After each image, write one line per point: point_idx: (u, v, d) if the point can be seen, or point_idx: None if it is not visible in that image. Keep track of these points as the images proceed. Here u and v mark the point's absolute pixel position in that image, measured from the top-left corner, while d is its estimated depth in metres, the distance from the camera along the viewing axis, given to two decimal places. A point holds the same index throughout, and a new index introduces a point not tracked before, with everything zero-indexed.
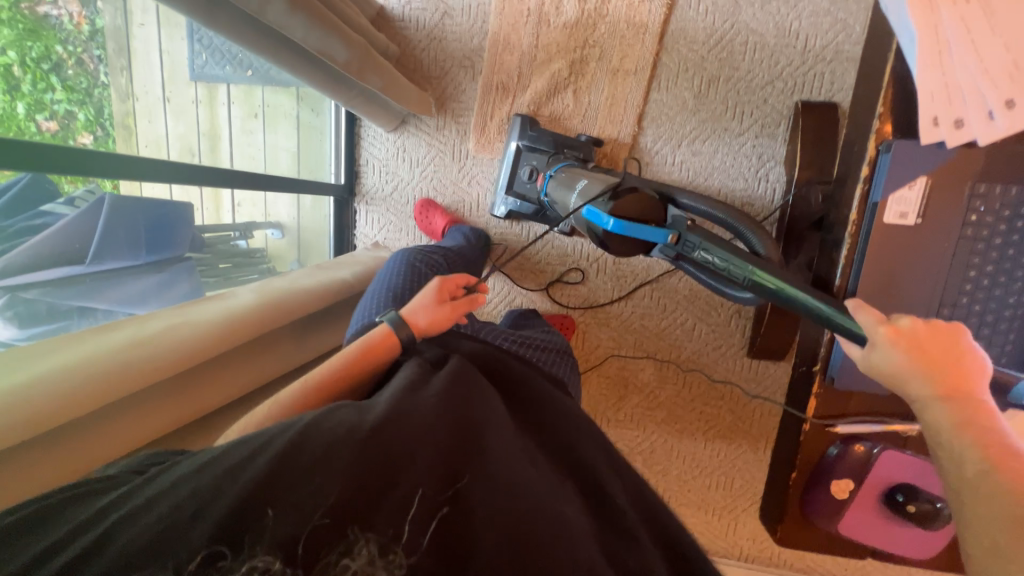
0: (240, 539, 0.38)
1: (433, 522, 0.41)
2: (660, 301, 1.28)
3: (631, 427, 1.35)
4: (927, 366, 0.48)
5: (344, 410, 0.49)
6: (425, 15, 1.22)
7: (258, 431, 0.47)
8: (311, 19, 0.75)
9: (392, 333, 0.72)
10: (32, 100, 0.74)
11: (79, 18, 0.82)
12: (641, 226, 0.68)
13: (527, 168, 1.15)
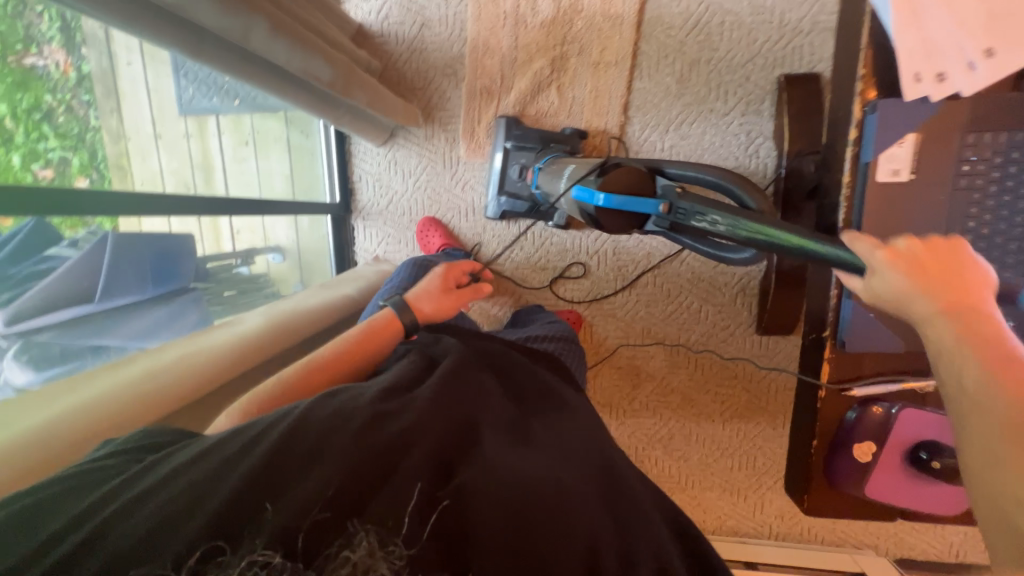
0: (239, 534, 0.40)
1: (433, 514, 0.44)
2: (663, 287, 1.29)
3: (647, 416, 1.34)
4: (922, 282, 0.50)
5: (338, 397, 0.54)
6: (403, 28, 1.24)
7: (251, 422, 0.50)
8: (294, 42, 0.76)
9: (392, 319, 0.79)
10: (26, 151, 0.73)
11: (65, 65, 0.81)
12: (632, 198, 0.71)
13: (517, 167, 1.19)
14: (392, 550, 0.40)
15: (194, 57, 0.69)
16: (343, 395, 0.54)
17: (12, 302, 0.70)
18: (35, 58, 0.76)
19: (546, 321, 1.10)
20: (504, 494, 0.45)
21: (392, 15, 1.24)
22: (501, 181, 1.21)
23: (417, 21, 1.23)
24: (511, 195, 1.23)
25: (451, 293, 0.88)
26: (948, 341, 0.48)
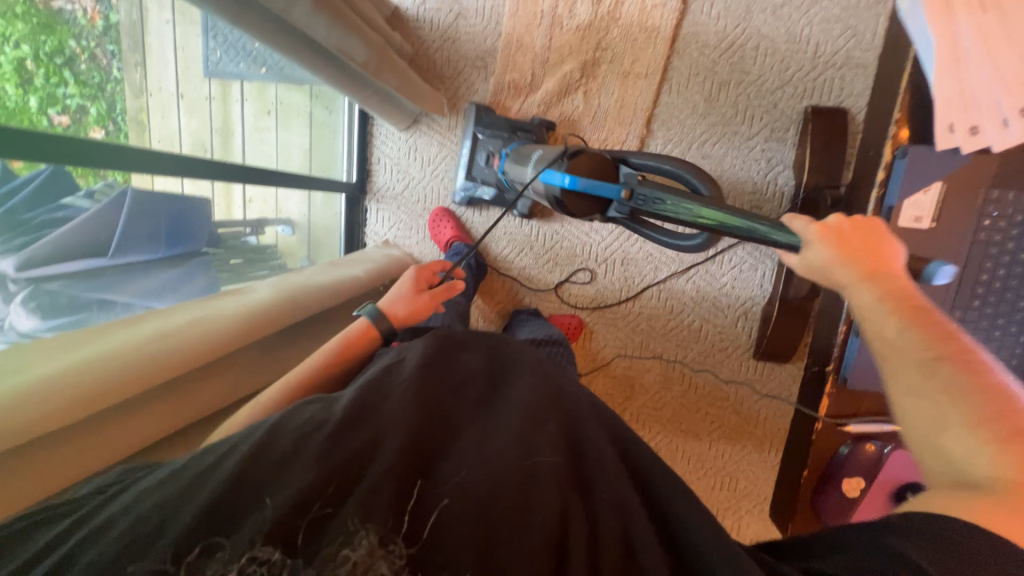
0: (229, 528, 0.40)
1: (432, 513, 0.42)
2: (667, 303, 1.29)
3: (636, 427, 1.36)
4: (850, 254, 0.54)
5: (312, 406, 0.51)
6: (438, 14, 1.24)
7: (216, 443, 0.48)
8: (334, 19, 0.76)
9: (368, 328, 0.79)
10: (44, 95, 0.74)
11: (93, 13, 0.82)
12: (595, 182, 0.74)
13: (484, 153, 1.21)
14: (392, 549, 0.39)
15: (233, 23, 0.69)
16: (316, 404, 0.51)
17: (25, 249, 0.71)
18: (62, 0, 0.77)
19: (545, 326, 1.12)
20: (485, 489, 0.43)
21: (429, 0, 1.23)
22: (469, 166, 1.24)
23: (453, 10, 1.23)
24: (478, 182, 1.25)
25: (422, 294, 0.88)
26: (868, 306, 0.52)
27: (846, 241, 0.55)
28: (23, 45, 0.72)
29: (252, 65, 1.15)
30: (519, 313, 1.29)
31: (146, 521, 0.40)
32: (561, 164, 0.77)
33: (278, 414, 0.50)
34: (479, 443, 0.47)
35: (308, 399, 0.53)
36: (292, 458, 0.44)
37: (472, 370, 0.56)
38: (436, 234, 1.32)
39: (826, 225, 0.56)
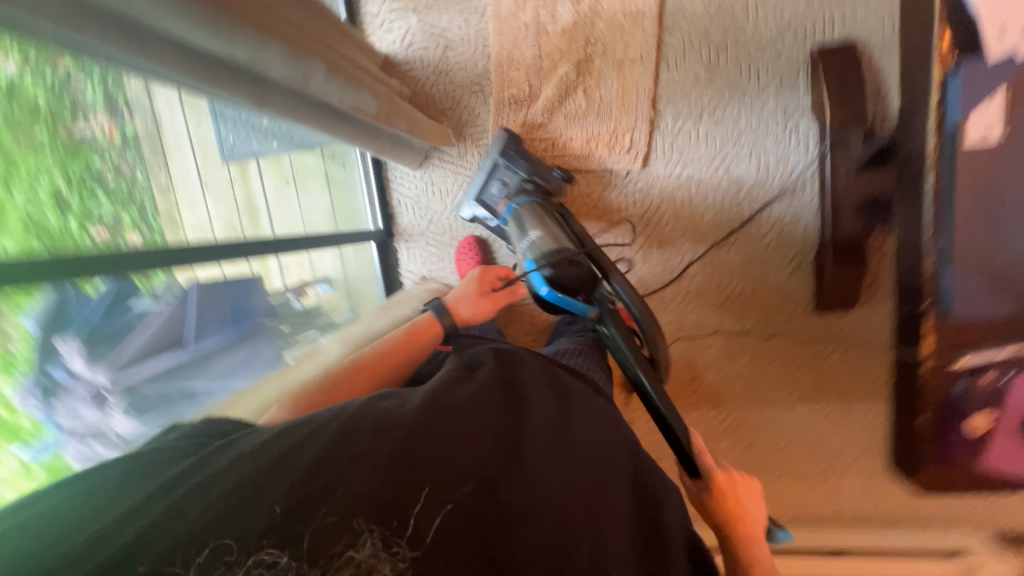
0: (264, 529, 0.46)
1: (437, 518, 0.50)
2: (714, 274, 1.27)
3: (710, 409, 1.32)
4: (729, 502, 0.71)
5: (385, 401, 0.58)
6: (428, 51, 1.27)
7: (307, 415, 0.54)
8: (345, 81, 0.80)
9: (433, 321, 0.86)
10: (81, 214, 0.79)
11: (111, 128, 0.87)
12: (567, 299, 0.90)
13: (499, 184, 1.18)
14: (394, 552, 0.48)
15: (258, 106, 0.71)
16: (390, 400, 0.59)
17: (111, 357, 0.75)
18: (84, 125, 0.82)
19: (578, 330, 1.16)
20: (519, 502, 0.52)
21: (415, 41, 1.27)
22: (480, 189, 1.20)
23: (440, 44, 1.26)
24: (484, 205, 1.23)
25: (486, 296, 0.93)
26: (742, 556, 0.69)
27: (734, 498, 0.72)
28: (55, 174, 0.77)
29: (264, 140, 1.20)
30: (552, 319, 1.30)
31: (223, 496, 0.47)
32: (544, 270, 0.90)
33: (360, 402, 0.57)
34: (530, 458, 0.55)
35: (383, 392, 0.60)
36: (358, 454, 0.51)
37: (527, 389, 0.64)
38: (464, 259, 1.33)
39: (723, 475, 0.74)
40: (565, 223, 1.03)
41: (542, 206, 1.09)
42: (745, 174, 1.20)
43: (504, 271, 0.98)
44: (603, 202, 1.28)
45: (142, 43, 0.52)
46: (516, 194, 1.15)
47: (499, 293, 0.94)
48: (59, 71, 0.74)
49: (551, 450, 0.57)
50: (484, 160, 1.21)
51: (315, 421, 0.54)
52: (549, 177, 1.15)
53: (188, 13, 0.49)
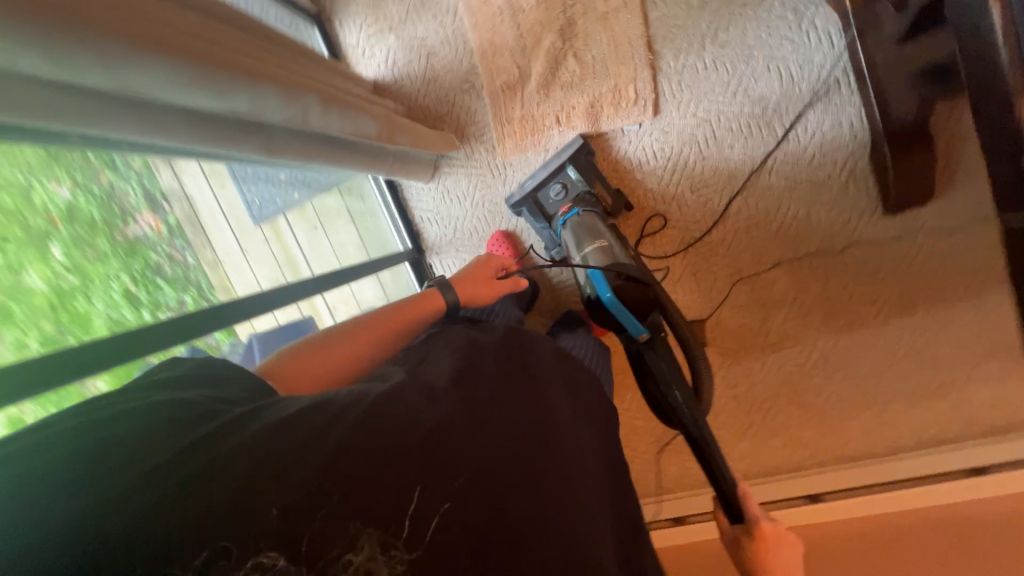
0: (253, 527, 0.42)
1: (434, 518, 0.47)
2: (762, 206, 1.18)
3: (789, 346, 1.25)
4: (765, 550, 0.71)
5: (408, 391, 0.58)
6: (412, 64, 1.28)
7: (320, 399, 0.53)
8: (343, 110, 0.81)
9: (435, 297, 0.81)
10: (153, 306, 0.84)
11: (156, 224, 0.95)
12: (625, 313, 0.89)
13: (558, 187, 1.17)
14: (392, 555, 0.44)
15: (270, 155, 0.75)
16: (411, 391, 0.58)
17: None
18: (135, 227, 0.90)
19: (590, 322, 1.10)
20: (517, 518, 0.50)
21: (397, 58, 1.28)
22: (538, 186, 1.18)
23: (422, 54, 1.27)
24: (537, 203, 1.20)
25: (491, 283, 0.91)
26: None
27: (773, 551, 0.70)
28: (122, 274, 0.83)
29: (286, 192, 1.26)
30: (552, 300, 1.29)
31: (224, 489, 0.43)
32: (612, 277, 0.89)
33: (381, 391, 0.56)
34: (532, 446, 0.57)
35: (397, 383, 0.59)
36: (368, 439, 0.50)
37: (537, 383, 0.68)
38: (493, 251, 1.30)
39: (769, 528, 0.72)
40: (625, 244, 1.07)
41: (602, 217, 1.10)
42: (768, 90, 1.11)
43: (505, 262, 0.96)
44: (623, 163, 1.22)
45: (150, 117, 0.55)
46: (577, 201, 1.14)
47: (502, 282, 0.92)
48: (102, 183, 0.82)
49: (562, 446, 0.61)
50: (552, 158, 1.20)
51: (334, 408, 0.52)
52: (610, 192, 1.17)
53: (184, 79, 0.52)
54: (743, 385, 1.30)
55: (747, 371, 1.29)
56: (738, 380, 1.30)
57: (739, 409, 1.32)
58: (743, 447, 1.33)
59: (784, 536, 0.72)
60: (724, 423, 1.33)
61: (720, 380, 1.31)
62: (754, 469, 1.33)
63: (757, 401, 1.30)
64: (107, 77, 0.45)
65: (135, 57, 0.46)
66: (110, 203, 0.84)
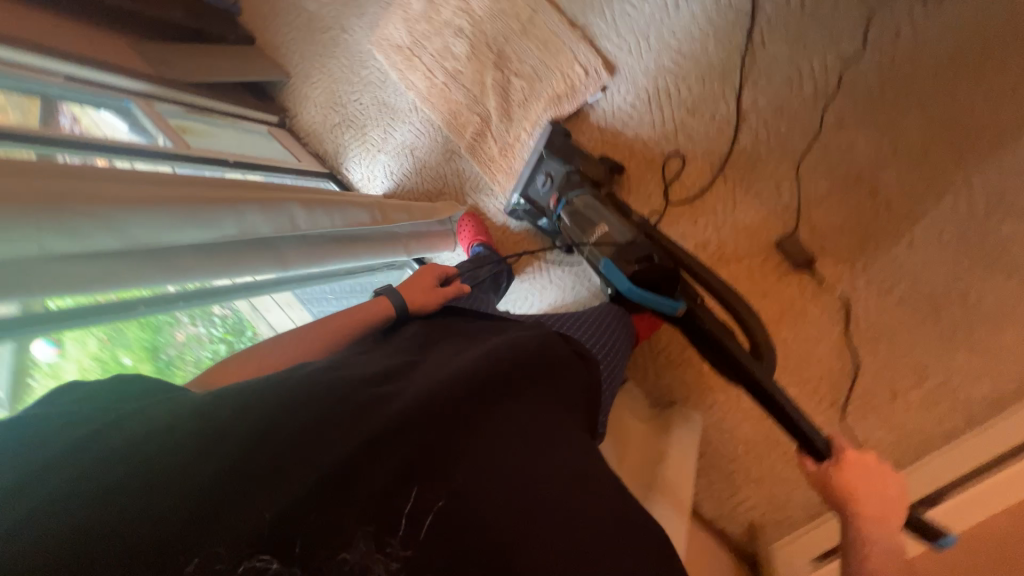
0: (230, 536, 0.40)
1: (430, 516, 0.45)
2: (778, 80, 1.02)
3: (932, 202, 0.93)
4: (854, 476, 0.63)
5: (336, 369, 0.54)
6: (404, 164, 1.46)
7: (239, 386, 0.48)
8: (327, 207, 0.96)
9: (382, 302, 0.77)
10: None
11: None
12: (650, 297, 0.83)
13: (543, 176, 1.15)
14: (388, 552, 0.42)
15: (285, 267, 0.92)
16: (339, 370, 0.54)
17: None
18: None
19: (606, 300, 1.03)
20: (512, 499, 0.47)
21: (391, 166, 1.48)
22: (526, 183, 1.18)
23: (406, 152, 1.45)
24: (531, 201, 1.18)
25: (434, 289, 0.84)
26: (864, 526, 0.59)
27: (860, 475, 0.63)
28: None
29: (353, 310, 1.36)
30: (514, 300, 1.34)
31: (214, 474, 0.41)
32: (624, 267, 0.84)
33: (302, 372, 0.52)
34: (515, 422, 0.54)
35: (326, 364, 0.55)
36: (358, 416, 0.48)
37: (523, 341, 0.64)
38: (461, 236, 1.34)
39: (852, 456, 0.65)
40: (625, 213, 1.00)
41: (596, 195, 1.01)
42: None
43: (442, 270, 0.91)
44: (608, 130, 1.17)
45: (166, 262, 0.71)
46: (564, 186, 1.07)
47: (449, 287, 0.86)
48: None
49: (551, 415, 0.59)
50: (532, 153, 1.21)
51: (286, 396, 0.47)
52: (595, 164, 1.09)
53: (174, 219, 0.67)
54: (903, 280, 0.96)
55: (896, 262, 0.96)
56: (892, 279, 0.96)
57: (921, 314, 0.95)
58: (968, 361, 0.91)
59: (871, 460, 0.64)
60: (914, 341, 0.95)
61: (867, 289, 0.98)
62: (1011, 387, 0.88)
63: (940, 293, 0.93)
64: (116, 238, 0.61)
65: (130, 213, 0.61)
66: None
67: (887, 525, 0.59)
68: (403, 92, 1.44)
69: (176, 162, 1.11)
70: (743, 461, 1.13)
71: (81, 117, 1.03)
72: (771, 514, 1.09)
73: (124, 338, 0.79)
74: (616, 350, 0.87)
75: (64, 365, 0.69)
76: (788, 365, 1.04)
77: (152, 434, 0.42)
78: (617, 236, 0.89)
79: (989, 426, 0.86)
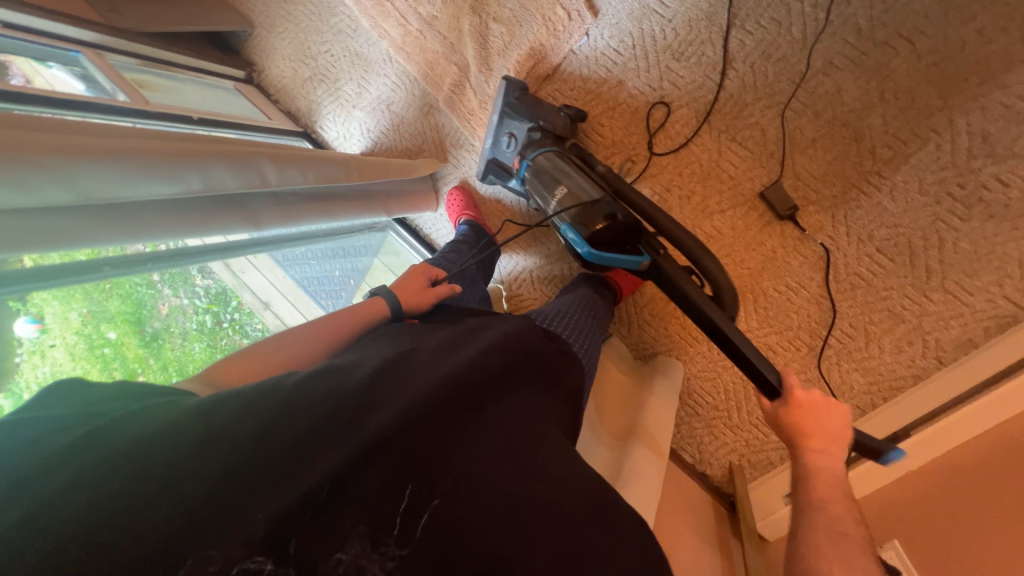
0: (223, 537, 0.39)
1: (425, 514, 0.45)
2: (767, 20, 0.98)
3: (917, 147, 0.92)
4: (802, 418, 0.61)
5: (332, 374, 0.53)
6: (381, 121, 1.40)
7: (236, 391, 0.48)
8: (300, 163, 0.92)
9: (376, 301, 0.78)
10: None
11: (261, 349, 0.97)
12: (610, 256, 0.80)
13: (506, 137, 1.10)
14: (383, 552, 0.43)
15: (257, 226, 0.89)
16: (334, 374, 0.53)
17: None
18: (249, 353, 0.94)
19: (601, 289, 1.11)
20: (504, 495, 0.48)
21: (367, 124, 1.42)
22: (491, 144, 1.13)
23: (382, 108, 1.39)
24: (498, 163, 1.15)
25: (427, 289, 0.86)
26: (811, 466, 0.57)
27: (808, 417, 0.61)
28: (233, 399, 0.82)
29: (337, 278, 1.33)
30: (503, 264, 1.35)
31: (216, 478, 0.42)
32: (581, 229, 0.81)
33: (301, 377, 0.51)
34: (504, 422, 0.55)
35: (322, 368, 0.54)
36: (354, 420, 0.48)
37: (509, 339, 0.66)
38: (449, 212, 1.32)
39: (801, 396, 0.63)
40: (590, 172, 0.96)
41: (560, 154, 0.98)
42: None
43: (428, 270, 0.90)
44: (591, 79, 1.12)
45: (127, 221, 0.68)
46: (526, 146, 1.05)
47: (438, 287, 0.87)
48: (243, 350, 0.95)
49: (534, 406, 0.61)
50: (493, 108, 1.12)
51: (282, 393, 0.48)
52: (557, 119, 1.05)
53: (130, 171, 0.63)
54: (882, 228, 0.96)
55: (877, 211, 0.96)
56: (872, 227, 0.97)
57: (898, 260, 0.96)
58: (940, 306, 0.93)
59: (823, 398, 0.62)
60: (890, 288, 0.97)
61: (846, 238, 0.99)
62: (980, 329, 0.91)
63: (919, 240, 0.94)
64: (69, 191, 0.57)
65: (82, 163, 0.58)
66: None
67: (833, 461, 0.58)
68: (376, 43, 1.36)
69: (137, 118, 1.04)
70: (721, 409, 1.16)
71: (31, 76, 0.92)
72: (747, 457, 1.14)
73: (105, 312, 0.75)
74: (594, 344, 0.88)
75: (50, 344, 0.66)
76: (766, 315, 1.06)
77: (157, 433, 0.42)
78: (579, 193, 0.86)
79: (954, 367, 0.89)
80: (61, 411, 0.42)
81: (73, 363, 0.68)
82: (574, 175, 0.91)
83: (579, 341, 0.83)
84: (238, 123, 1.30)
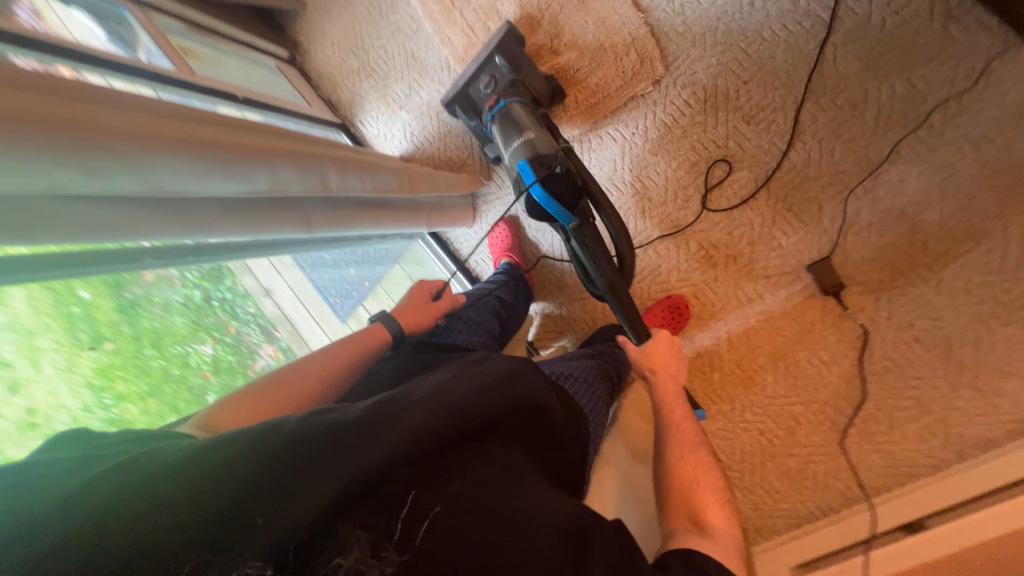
0: (231, 549, 0.40)
1: (424, 524, 0.46)
2: (842, 100, 0.99)
3: (970, 245, 0.94)
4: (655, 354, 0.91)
5: (328, 414, 0.48)
6: (427, 127, 1.36)
7: (237, 431, 0.45)
8: (359, 169, 0.88)
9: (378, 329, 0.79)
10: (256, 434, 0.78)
11: (275, 352, 0.98)
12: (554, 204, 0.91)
13: (486, 78, 1.10)
14: (383, 557, 0.43)
15: (309, 229, 0.83)
16: (336, 410, 0.49)
17: None
18: (261, 360, 0.94)
19: (612, 341, 1.16)
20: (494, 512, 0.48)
21: (413, 128, 1.38)
22: (468, 78, 1.13)
23: (433, 114, 1.34)
24: (468, 98, 1.15)
25: (426, 305, 0.90)
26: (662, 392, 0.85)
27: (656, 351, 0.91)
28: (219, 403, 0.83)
29: (355, 280, 1.28)
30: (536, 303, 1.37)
31: (224, 508, 0.41)
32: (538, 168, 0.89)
33: (300, 417, 0.47)
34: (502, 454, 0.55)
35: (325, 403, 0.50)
36: (355, 446, 0.45)
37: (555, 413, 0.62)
38: (490, 245, 1.36)
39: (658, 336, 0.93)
40: (554, 134, 1.03)
41: (530, 107, 1.04)
42: None
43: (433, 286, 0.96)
44: (657, 126, 1.12)
45: (185, 214, 0.62)
46: (504, 88, 1.07)
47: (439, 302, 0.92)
48: (230, 333, 0.89)
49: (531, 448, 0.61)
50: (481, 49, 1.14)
51: (278, 431, 0.45)
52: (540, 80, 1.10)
53: (197, 166, 0.57)
54: (923, 317, 0.98)
55: (921, 302, 0.98)
56: (913, 315, 0.99)
57: (933, 352, 0.97)
58: (967, 403, 0.93)
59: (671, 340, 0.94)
60: (921, 376, 0.98)
61: (886, 322, 1.01)
62: (1001, 429, 0.90)
63: (955, 336, 0.95)
64: (139, 182, 0.51)
65: (154, 155, 0.52)
66: (241, 349, 0.90)
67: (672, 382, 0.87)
68: (435, 47, 1.30)
69: (168, 86, 0.96)
70: (734, 469, 1.13)
71: (43, 11, 0.82)
72: (753, 520, 1.10)
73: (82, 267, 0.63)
74: (599, 400, 0.92)
75: (12, 293, 0.55)
76: (794, 384, 1.08)
77: (162, 476, 0.41)
78: (537, 142, 0.95)
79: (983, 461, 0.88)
80: (72, 452, 0.43)
81: (34, 318, 0.57)
82: (536, 125, 0.99)
83: (584, 399, 0.88)
84: (278, 106, 1.23)
